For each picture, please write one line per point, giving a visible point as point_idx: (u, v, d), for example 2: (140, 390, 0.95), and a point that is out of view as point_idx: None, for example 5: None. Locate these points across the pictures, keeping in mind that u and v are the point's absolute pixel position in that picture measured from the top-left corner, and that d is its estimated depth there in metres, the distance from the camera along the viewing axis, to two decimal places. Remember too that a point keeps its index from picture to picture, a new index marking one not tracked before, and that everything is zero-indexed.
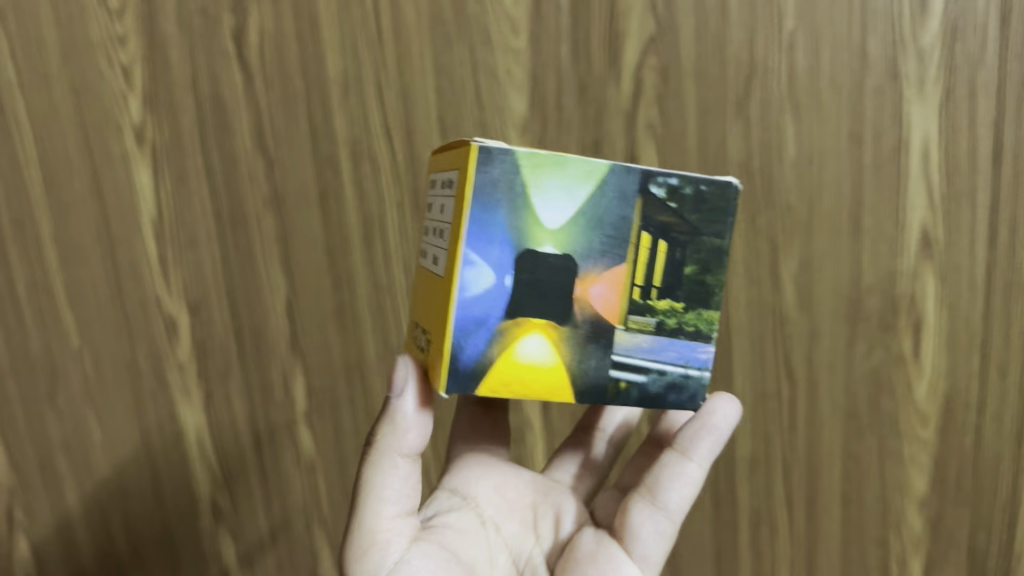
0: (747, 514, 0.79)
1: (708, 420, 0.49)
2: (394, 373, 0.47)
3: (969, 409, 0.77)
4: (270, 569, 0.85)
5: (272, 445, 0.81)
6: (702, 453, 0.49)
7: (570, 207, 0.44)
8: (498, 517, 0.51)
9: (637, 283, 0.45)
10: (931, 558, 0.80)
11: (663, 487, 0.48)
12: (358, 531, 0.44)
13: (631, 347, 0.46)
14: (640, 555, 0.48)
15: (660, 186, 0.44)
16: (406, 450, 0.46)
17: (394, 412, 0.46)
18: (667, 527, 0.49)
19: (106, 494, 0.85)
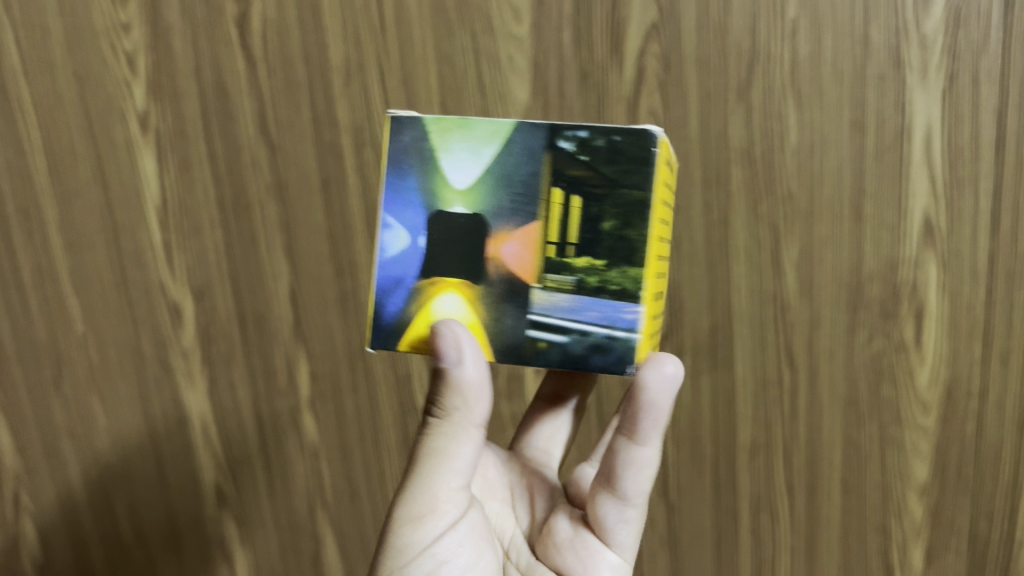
0: (747, 500, 0.80)
1: (644, 398, 0.46)
2: (446, 340, 0.42)
3: (970, 397, 0.76)
4: (273, 557, 0.85)
5: (276, 432, 0.81)
6: (654, 435, 0.48)
7: (478, 168, 0.44)
8: (481, 496, 0.55)
9: (551, 240, 0.44)
10: (931, 545, 0.80)
11: (621, 477, 0.49)
12: (416, 491, 0.44)
13: (549, 306, 0.44)
14: (616, 543, 0.51)
15: (569, 139, 0.44)
16: (478, 421, 0.44)
17: (458, 386, 0.42)
18: (632, 512, 0.51)
19: (111, 480, 0.86)
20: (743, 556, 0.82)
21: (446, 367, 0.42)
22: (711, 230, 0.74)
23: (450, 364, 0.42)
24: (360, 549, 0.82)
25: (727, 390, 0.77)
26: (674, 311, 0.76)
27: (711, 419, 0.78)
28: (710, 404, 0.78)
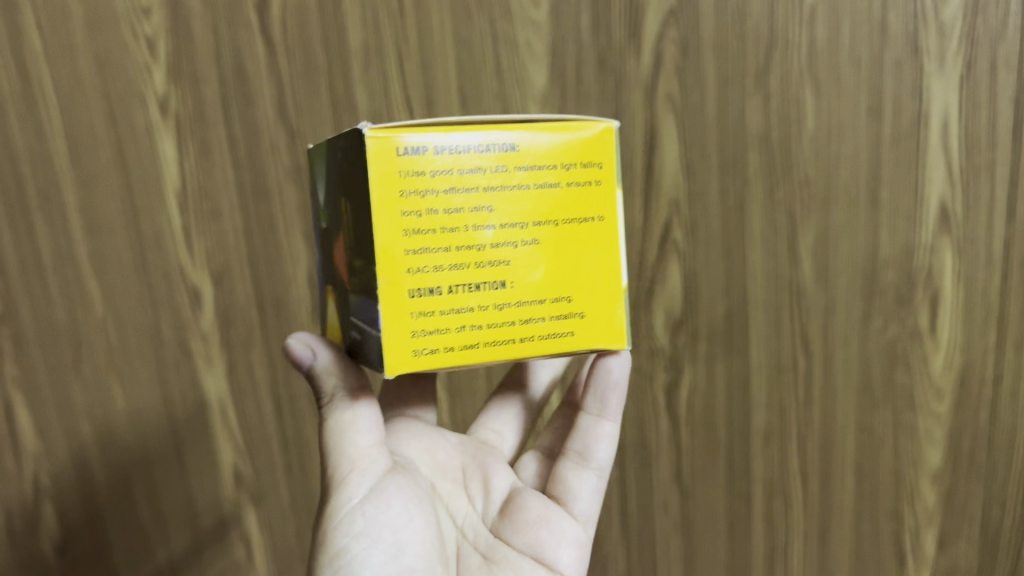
0: (760, 485, 0.81)
1: (608, 378, 0.57)
2: (296, 343, 0.51)
3: (984, 383, 0.78)
4: (289, 534, 0.88)
5: (294, 415, 0.84)
6: (613, 407, 0.58)
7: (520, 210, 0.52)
8: (433, 477, 0.56)
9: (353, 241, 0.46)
10: (944, 530, 0.81)
11: (589, 447, 0.57)
12: (333, 465, 0.48)
13: (358, 300, 0.47)
14: (579, 512, 0.55)
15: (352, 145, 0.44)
16: (353, 390, 0.50)
17: (317, 371, 0.50)
18: (599, 482, 0.57)
19: (129, 461, 0.87)
20: (756, 541, 0.83)
21: (303, 366, 0.50)
22: (728, 216, 0.74)
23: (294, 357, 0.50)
24: None
25: (742, 375, 0.77)
26: (689, 295, 0.75)
27: (725, 404, 0.78)
28: (725, 390, 0.78)
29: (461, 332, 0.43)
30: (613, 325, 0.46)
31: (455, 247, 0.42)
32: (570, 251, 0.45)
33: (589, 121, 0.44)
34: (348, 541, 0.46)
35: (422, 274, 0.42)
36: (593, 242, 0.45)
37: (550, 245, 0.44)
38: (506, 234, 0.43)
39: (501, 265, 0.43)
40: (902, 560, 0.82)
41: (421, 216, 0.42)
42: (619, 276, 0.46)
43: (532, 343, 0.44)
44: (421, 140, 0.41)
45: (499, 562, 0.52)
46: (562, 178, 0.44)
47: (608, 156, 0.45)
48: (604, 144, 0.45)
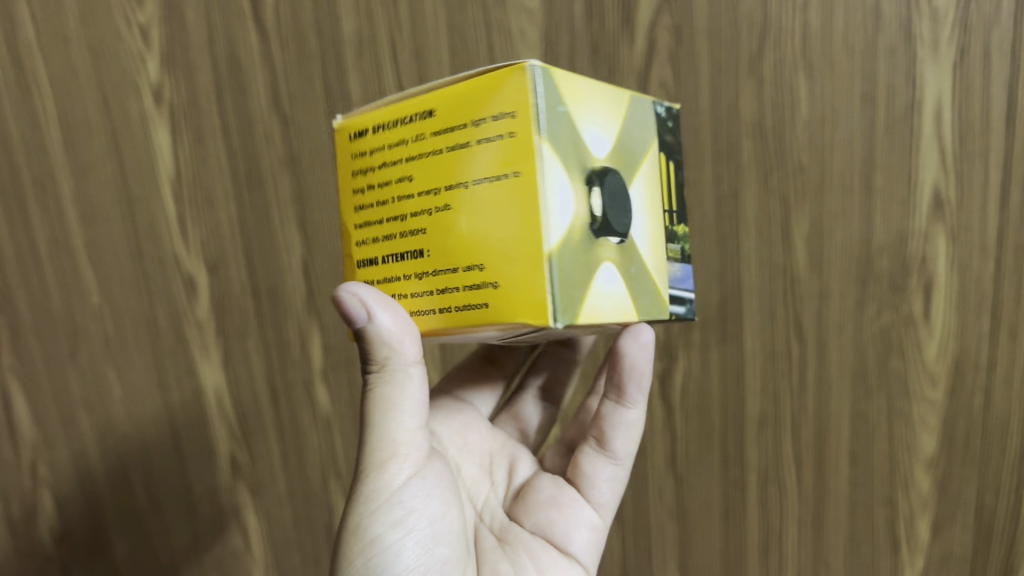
0: (756, 473, 0.81)
1: (630, 362, 0.55)
2: (346, 300, 0.41)
3: (978, 369, 0.78)
4: (287, 523, 0.87)
5: (289, 402, 0.83)
6: (638, 397, 0.57)
7: (608, 142, 0.44)
8: (459, 456, 0.56)
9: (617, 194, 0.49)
10: (938, 517, 0.81)
11: (610, 436, 0.57)
12: (374, 446, 0.43)
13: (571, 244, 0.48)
14: (597, 501, 0.57)
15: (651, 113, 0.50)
16: (412, 359, 0.43)
17: (378, 334, 0.41)
18: (618, 471, 0.58)
19: (127, 450, 0.87)
20: (752, 529, 0.83)
21: (361, 323, 0.41)
22: (721, 203, 0.74)
23: (358, 314, 0.41)
24: None
25: (737, 362, 0.78)
26: None
27: (720, 391, 0.79)
28: (720, 376, 0.78)
29: None
30: (535, 299, 0.38)
31: (388, 218, 0.43)
32: (490, 214, 0.39)
33: (502, 67, 0.38)
34: (387, 531, 0.44)
35: (368, 245, 0.45)
36: (512, 203, 0.38)
37: (470, 209, 0.40)
38: (425, 202, 0.41)
39: (419, 233, 0.42)
40: (896, 548, 0.82)
41: (365, 192, 0.44)
42: (539, 239, 0.38)
43: (449, 318, 0.41)
44: (365, 123, 0.44)
45: (513, 543, 0.53)
46: (474, 136, 0.39)
47: (522, 102, 0.38)
48: (518, 91, 0.38)
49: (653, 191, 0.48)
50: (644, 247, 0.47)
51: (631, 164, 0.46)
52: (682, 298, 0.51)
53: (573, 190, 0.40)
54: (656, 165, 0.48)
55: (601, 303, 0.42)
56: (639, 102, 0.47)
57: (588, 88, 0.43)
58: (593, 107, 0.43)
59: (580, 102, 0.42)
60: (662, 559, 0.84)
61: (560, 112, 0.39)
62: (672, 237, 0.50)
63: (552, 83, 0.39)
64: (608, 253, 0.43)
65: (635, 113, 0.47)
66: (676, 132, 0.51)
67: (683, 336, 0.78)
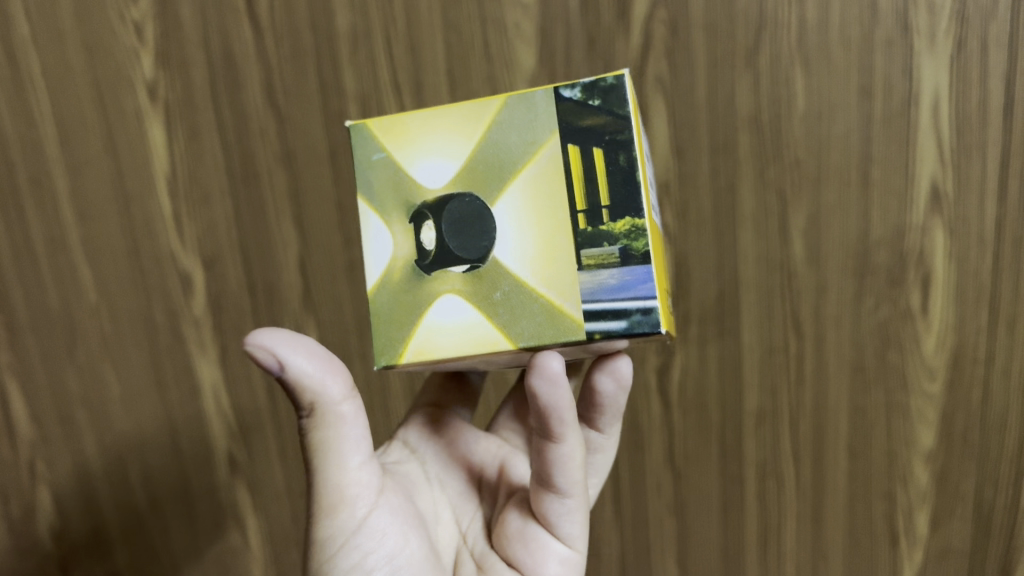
0: (753, 468, 0.81)
1: (546, 402, 0.44)
2: (255, 353, 0.42)
3: (977, 362, 0.77)
4: (286, 519, 0.87)
5: (287, 397, 0.83)
6: (568, 429, 0.46)
7: (455, 164, 0.44)
8: (442, 474, 0.57)
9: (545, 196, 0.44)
10: (937, 512, 0.81)
11: (554, 475, 0.47)
12: (322, 489, 0.45)
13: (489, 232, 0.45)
14: (564, 534, 0.50)
15: (572, 89, 0.43)
16: (337, 397, 0.44)
17: (296, 377, 0.43)
18: (579, 500, 0.49)
19: (125, 447, 0.87)
20: (750, 522, 0.83)
21: (276, 372, 0.43)
22: (718, 196, 0.74)
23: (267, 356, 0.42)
24: None
25: (734, 356, 0.78)
26: (681, 278, 0.76)
27: (718, 387, 0.79)
28: (717, 369, 0.79)
29: None
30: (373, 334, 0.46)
31: None
32: None
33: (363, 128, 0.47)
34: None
35: None
36: None
37: None
38: None
39: None
40: (895, 542, 0.83)
41: None
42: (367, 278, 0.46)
43: None
44: None
45: (489, 573, 0.51)
46: None
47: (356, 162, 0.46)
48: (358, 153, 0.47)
49: (545, 195, 0.43)
50: (520, 265, 0.43)
51: (500, 178, 0.44)
52: (621, 311, 0.42)
53: (392, 232, 0.46)
54: (559, 160, 0.43)
55: (438, 337, 0.44)
56: (527, 97, 0.44)
57: (427, 118, 0.45)
58: (434, 136, 0.45)
59: (408, 139, 0.45)
60: (661, 556, 0.85)
61: (381, 160, 0.46)
62: (592, 238, 0.43)
63: (371, 136, 0.46)
64: (452, 283, 0.44)
65: (510, 111, 0.44)
66: (614, 102, 0.43)
67: (682, 333, 0.78)
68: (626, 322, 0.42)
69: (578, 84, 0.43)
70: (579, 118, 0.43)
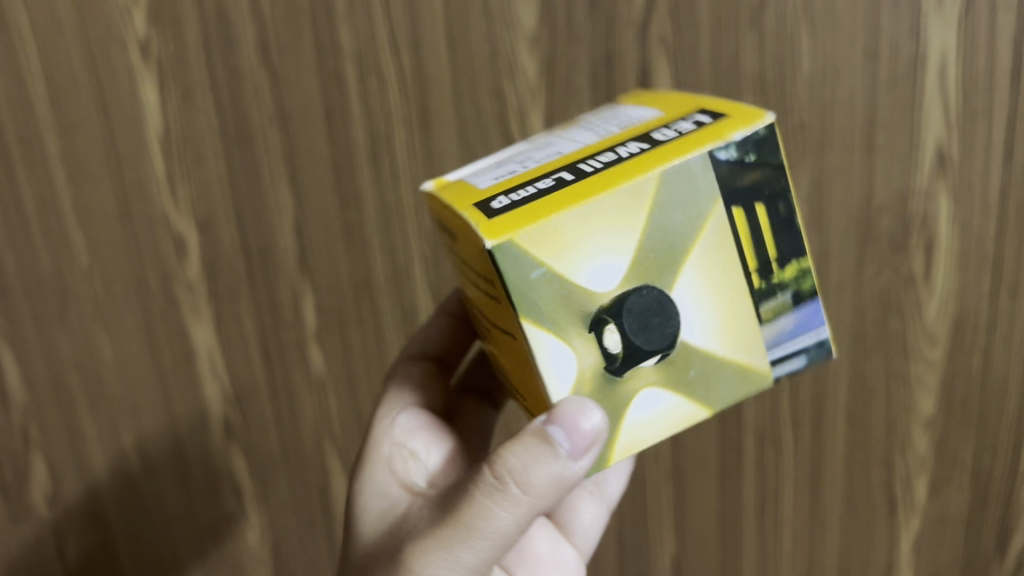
0: (752, 434, 0.83)
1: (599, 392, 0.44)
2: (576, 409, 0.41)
3: (978, 330, 0.77)
4: (282, 482, 0.90)
5: (283, 362, 0.84)
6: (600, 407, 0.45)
7: (623, 260, 0.42)
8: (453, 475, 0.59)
9: (751, 271, 0.44)
10: (935, 479, 0.83)
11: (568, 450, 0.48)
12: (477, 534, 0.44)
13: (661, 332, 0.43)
14: None
15: (726, 150, 0.41)
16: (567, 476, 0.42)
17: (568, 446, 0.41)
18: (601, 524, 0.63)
19: (118, 411, 0.89)
20: (747, 486, 0.85)
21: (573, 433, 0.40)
22: None
23: (549, 432, 0.41)
24: None
25: None
26: None
27: None
28: None
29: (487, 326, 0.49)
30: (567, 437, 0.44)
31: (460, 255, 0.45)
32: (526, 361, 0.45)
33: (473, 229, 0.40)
34: None
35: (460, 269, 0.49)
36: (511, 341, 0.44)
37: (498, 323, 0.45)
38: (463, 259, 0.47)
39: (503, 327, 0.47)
40: (893, 508, 0.85)
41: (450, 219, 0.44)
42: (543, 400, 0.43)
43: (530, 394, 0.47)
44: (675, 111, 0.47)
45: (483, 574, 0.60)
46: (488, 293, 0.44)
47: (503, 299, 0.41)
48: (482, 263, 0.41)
49: (717, 255, 0.43)
50: (706, 339, 0.44)
51: (675, 252, 0.42)
52: (801, 349, 0.46)
53: (572, 348, 0.42)
54: (728, 227, 0.43)
55: (642, 434, 0.45)
56: (682, 164, 0.41)
57: (584, 209, 0.40)
58: (599, 234, 0.41)
59: (570, 246, 0.40)
60: (658, 522, 0.88)
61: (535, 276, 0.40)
62: (767, 292, 0.45)
63: (523, 255, 0.39)
64: (648, 377, 0.44)
65: (666, 185, 0.41)
66: (766, 153, 0.42)
67: None
68: (807, 360, 0.46)
69: (734, 142, 0.41)
70: (623, 158, 0.42)
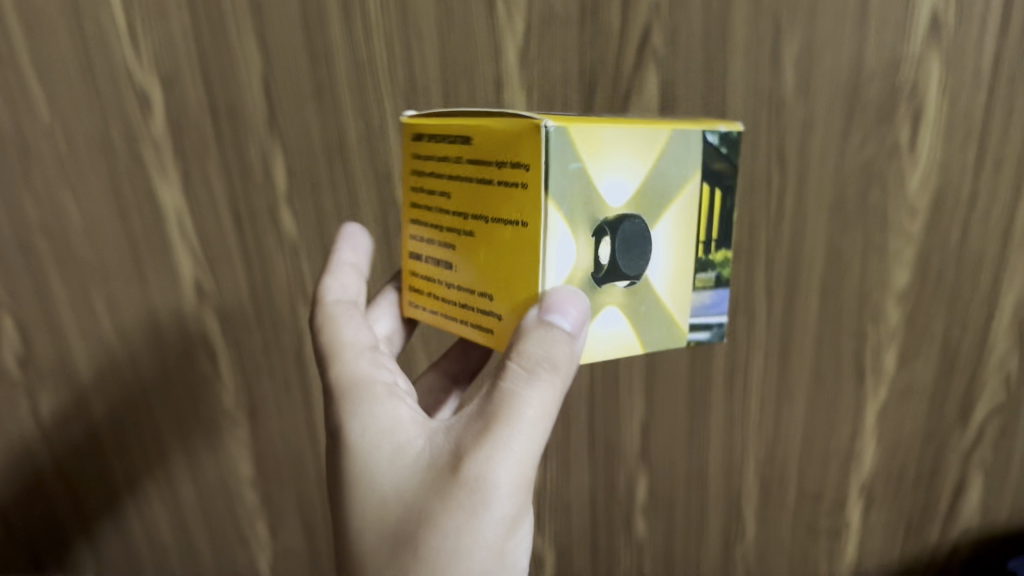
0: (724, 301, 0.82)
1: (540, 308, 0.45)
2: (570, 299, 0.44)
3: (959, 202, 0.78)
4: (257, 347, 0.89)
5: (253, 225, 0.82)
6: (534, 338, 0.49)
7: (631, 185, 0.48)
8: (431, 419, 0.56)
9: (701, 240, 0.53)
10: (904, 350, 0.85)
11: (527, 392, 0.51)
12: (521, 428, 0.43)
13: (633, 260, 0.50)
14: None
15: (716, 138, 0.52)
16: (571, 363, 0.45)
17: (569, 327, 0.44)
18: None
19: (87, 274, 0.87)
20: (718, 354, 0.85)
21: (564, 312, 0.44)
22: (710, 22, 0.71)
23: (552, 321, 0.43)
24: None
25: None
26: (667, 106, 0.73)
27: None
28: None
29: (449, 217, 0.50)
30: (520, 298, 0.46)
31: (447, 153, 0.50)
32: (492, 244, 0.47)
33: (523, 120, 0.44)
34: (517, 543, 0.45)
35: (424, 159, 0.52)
36: (493, 229, 0.47)
37: (477, 213, 0.48)
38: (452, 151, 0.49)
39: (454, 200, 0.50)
40: (862, 377, 0.86)
41: (437, 136, 0.50)
42: (530, 283, 0.45)
43: (483, 282, 0.49)
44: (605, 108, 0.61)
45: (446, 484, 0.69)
46: (483, 178, 0.47)
47: (530, 160, 0.43)
48: (532, 146, 0.43)
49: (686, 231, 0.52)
50: (662, 285, 0.52)
51: (661, 203, 0.50)
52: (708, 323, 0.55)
53: (577, 242, 0.46)
54: (695, 196, 0.52)
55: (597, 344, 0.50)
56: (685, 137, 0.50)
57: (616, 133, 0.46)
58: (620, 153, 0.46)
59: (601, 152, 0.45)
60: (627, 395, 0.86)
61: (571, 164, 0.44)
62: (703, 263, 0.54)
63: (570, 143, 0.43)
64: (615, 297, 0.50)
65: (676, 147, 0.50)
66: (731, 150, 0.53)
67: None
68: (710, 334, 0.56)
69: (720, 136, 0.52)
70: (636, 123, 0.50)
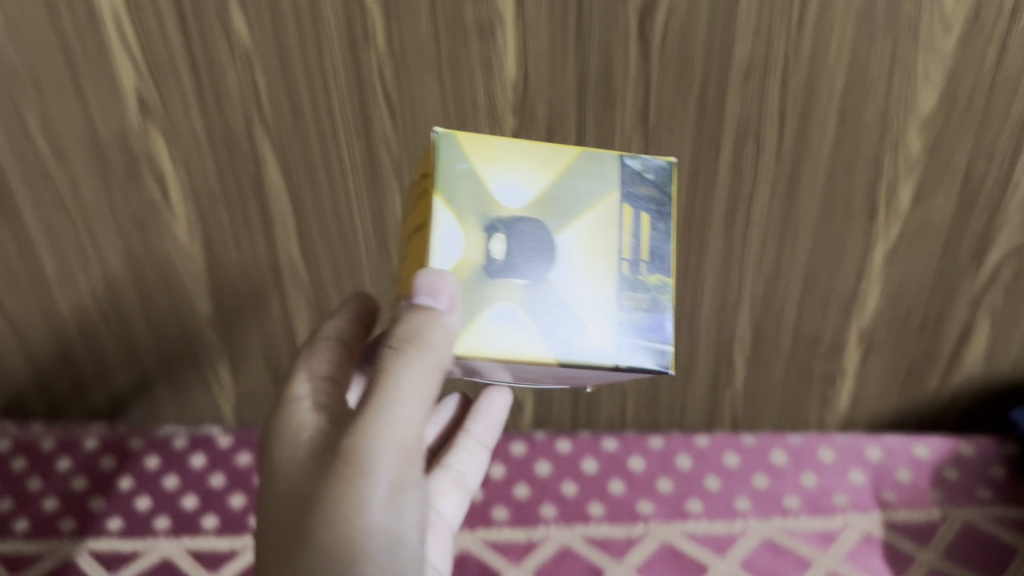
0: (732, 125, 0.74)
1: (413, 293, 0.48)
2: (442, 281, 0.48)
3: (999, 19, 0.68)
4: (211, 175, 0.79)
5: (202, 29, 0.69)
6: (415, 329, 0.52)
7: (530, 194, 0.53)
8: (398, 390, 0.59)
9: (624, 257, 0.54)
10: (922, 185, 0.78)
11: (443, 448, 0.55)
12: (397, 422, 0.46)
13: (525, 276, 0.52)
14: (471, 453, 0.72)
15: (636, 162, 0.56)
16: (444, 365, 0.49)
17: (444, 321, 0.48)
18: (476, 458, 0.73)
19: (14, 81, 0.73)
20: (721, 183, 0.78)
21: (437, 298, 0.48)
22: None
23: (420, 303, 0.48)
24: (305, 170, 0.78)
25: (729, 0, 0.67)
26: None
27: (706, 34, 0.69)
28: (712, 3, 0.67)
29: (415, 236, 0.55)
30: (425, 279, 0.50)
31: (421, 189, 0.56)
32: (424, 244, 0.53)
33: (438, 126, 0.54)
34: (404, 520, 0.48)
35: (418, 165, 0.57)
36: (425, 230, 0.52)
37: (423, 220, 0.53)
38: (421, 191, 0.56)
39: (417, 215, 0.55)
40: (874, 214, 0.80)
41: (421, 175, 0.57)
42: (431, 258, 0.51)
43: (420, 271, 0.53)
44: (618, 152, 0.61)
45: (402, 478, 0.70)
46: (428, 173, 0.54)
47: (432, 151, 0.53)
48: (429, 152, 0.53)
49: (605, 244, 0.53)
50: (571, 294, 0.52)
51: (564, 210, 0.53)
52: (642, 348, 0.52)
53: (464, 233, 0.51)
54: (613, 212, 0.54)
55: (490, 340, 0.50)
56: (597, 156, 0.55)
57: (516, 145, 0.54)
58: (517, 165, 0.53)
59: (494, 158, 0.53)
60: None
61: (460, 166, 0.52)
62: (633, 281, 0.53)
63: (457, 150, 0.52)
64: (510, 294, 0.51)
65: (583, 162, 0.55)
66: (660, 182, 0.56)
67: None
68: (646, 365, 0.52)
69: (639, 159, 0.56)
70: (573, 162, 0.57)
